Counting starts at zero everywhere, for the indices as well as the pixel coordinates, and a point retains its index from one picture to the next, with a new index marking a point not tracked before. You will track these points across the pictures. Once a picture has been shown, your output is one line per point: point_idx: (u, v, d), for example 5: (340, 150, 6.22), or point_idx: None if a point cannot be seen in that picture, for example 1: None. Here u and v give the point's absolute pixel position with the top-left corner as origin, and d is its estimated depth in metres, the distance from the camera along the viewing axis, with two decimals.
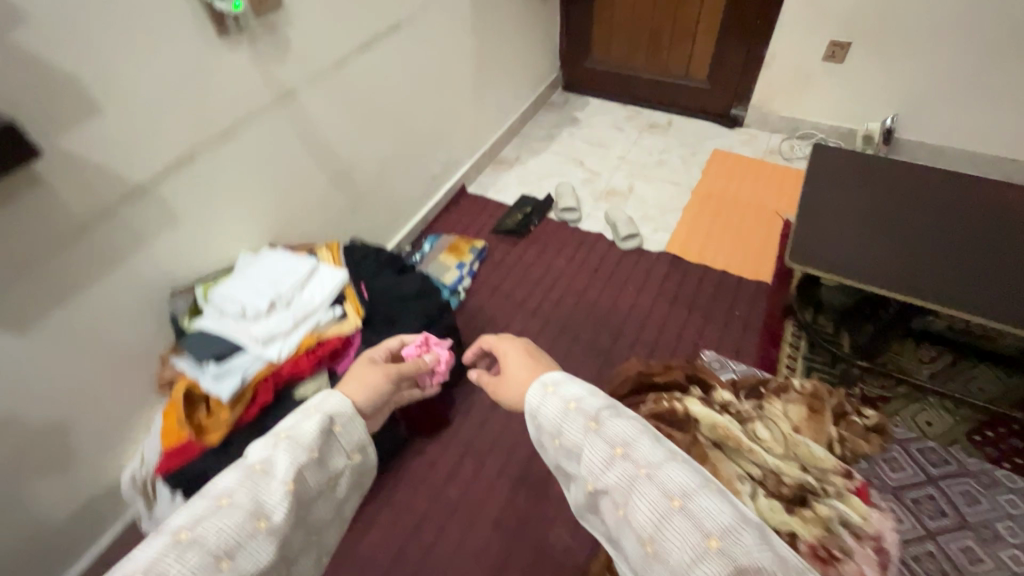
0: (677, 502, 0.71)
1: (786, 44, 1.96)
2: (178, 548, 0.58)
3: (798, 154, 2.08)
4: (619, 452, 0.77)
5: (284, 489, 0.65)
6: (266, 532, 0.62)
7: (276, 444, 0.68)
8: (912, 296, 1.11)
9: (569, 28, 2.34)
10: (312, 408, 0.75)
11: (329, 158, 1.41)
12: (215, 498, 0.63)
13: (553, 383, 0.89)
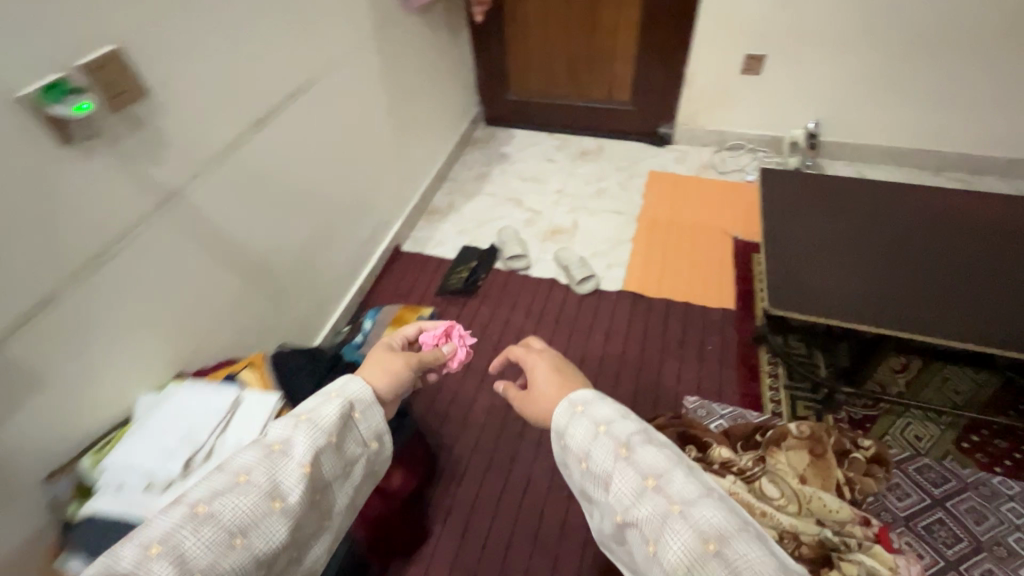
0: (712, 546, 0.62)
1: (704, 61, 1.95)
2: (198, 523, 0.59)
3: (733, 168, 2.07)
4: (650, 484, 0.69)
5: (300, 472, 0.65)
6: (280, 512, 0.63)
7: (293, 426, 0.68)
8: (901, 326, 1.06)
9: (483, 62, 2.23)
10: (328, 395, 0.74)
11: (237, 255, 1.19)
12: (235, 475, 0.64)
13: (583, 403, 0.81)
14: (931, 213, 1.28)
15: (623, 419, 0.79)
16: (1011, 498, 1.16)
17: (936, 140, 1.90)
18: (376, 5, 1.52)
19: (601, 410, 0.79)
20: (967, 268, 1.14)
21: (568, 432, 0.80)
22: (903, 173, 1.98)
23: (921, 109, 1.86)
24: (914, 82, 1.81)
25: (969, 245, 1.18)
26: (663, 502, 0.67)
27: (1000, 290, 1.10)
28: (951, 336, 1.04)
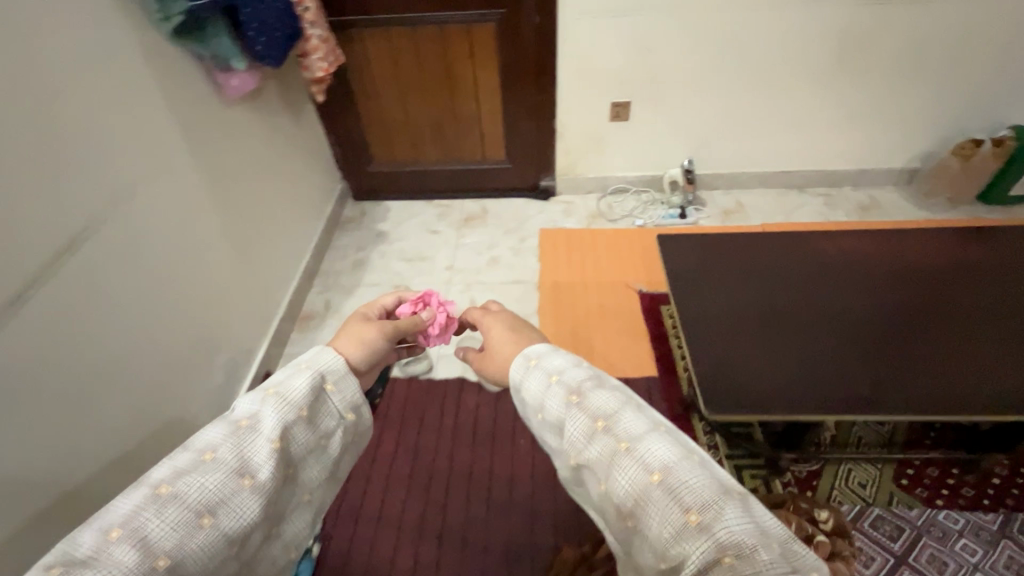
0: (658, 478, 0.49)
1: (571, 113, 1.89)
2: (163, 501, 0.49)
3: (621, 215, 2.02)
4: (597, 424, 0.54)
5: (272, 446, 0.54)
6: (253, 489, 0.52)
7: (266, 397, 0.58)
8: (844, 406, 0.94)
9: (338, 137, 1.99)
10: (305, 361, 0.63)
11: (16, 492, 0.86)
12: (197, 452, 0.52)
13: (535, 354, 0.66)
14: (838, 255, 1.20)
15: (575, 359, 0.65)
16: (961, 533, 1.14)
17: (794, 160, 2.00)
18: (182, 108, 1.23)
19: (557, 358, 0.66)
20: (898, 305, 1.08)
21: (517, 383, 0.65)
22: (773, 195, 2.06)
23: (777, 137, 1.94)
24: (768, 112, 1.87)
25: (885, 280, 1.13)
26: (611, 442, 0.53)
27: (928, 340, 1.02)
28: (897, 408, 0.93)
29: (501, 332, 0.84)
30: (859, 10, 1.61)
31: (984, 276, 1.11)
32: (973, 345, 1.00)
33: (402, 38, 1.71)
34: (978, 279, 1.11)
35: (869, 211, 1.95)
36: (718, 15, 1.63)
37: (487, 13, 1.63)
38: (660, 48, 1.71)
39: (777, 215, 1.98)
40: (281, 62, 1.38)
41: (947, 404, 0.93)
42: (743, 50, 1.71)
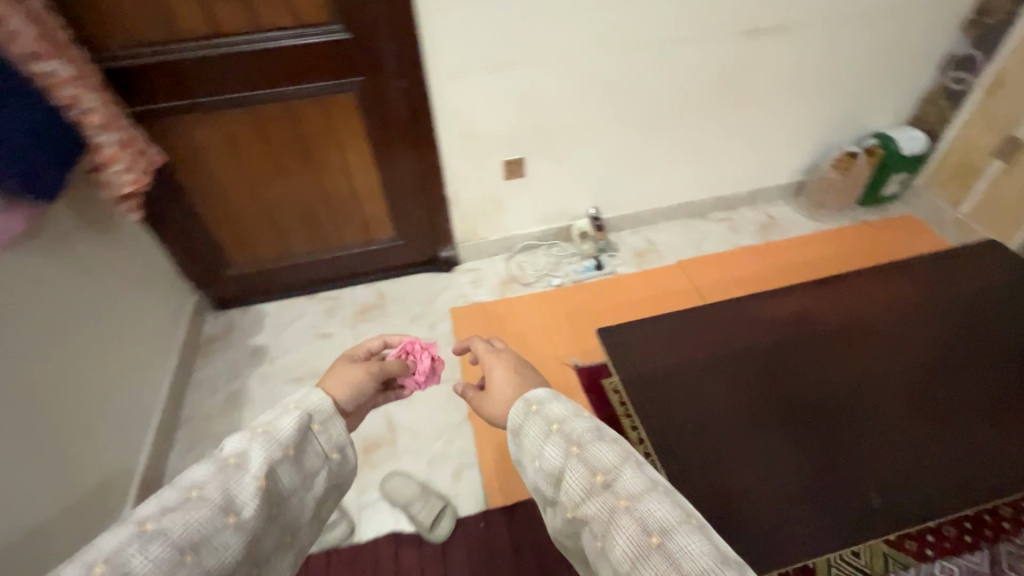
0: (655, 540, 0.60)
1: (461, 177, 1.67)
2: (147, 536, 0.53)
3: (535, 277, 1.84)
4: (599, 480, 0.67)
5: (257, 484, 0.61)
6: (236, 526, 0.57)
7: (253, 437, 0.64)
8: (863, 525, 0.87)
9: (178, 244, 1.59)
10: (288, 405, 0.70)
11: None
12: (186, 489, 0.58)
13: (538, 402, 0.79)
14: (798, 320, 1.13)
15: (577, 416, 0.77)
16: None
17: (694, 190, 1.96)
18: None
19: (557, 409, 0.78)
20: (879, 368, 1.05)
21: (523, 430, 0.79)
22: (679, 227, 2.00)
23: (673, 171, 1.88)
24: (661, 150, 1.79)
25: (855, 337, 1.09)
26: (611, 498, 0.65)
27: (909, 417, 0.99)
28: (912, 516, 0.88)
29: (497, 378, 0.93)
30: (732, 43, 1.56)
31: (936, 314, 1.13)
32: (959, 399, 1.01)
33: (240, 123, 1.38)
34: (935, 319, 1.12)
35: (769, 229, 1.97)
36: (599, 61, 1.50)
37: (344, 82, 1.35)
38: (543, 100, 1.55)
39: (688, 247, 1.93)
40: (58, 189, 1.00)
41: (948, 495, 0.91)
42: (629, 93, 1.60)
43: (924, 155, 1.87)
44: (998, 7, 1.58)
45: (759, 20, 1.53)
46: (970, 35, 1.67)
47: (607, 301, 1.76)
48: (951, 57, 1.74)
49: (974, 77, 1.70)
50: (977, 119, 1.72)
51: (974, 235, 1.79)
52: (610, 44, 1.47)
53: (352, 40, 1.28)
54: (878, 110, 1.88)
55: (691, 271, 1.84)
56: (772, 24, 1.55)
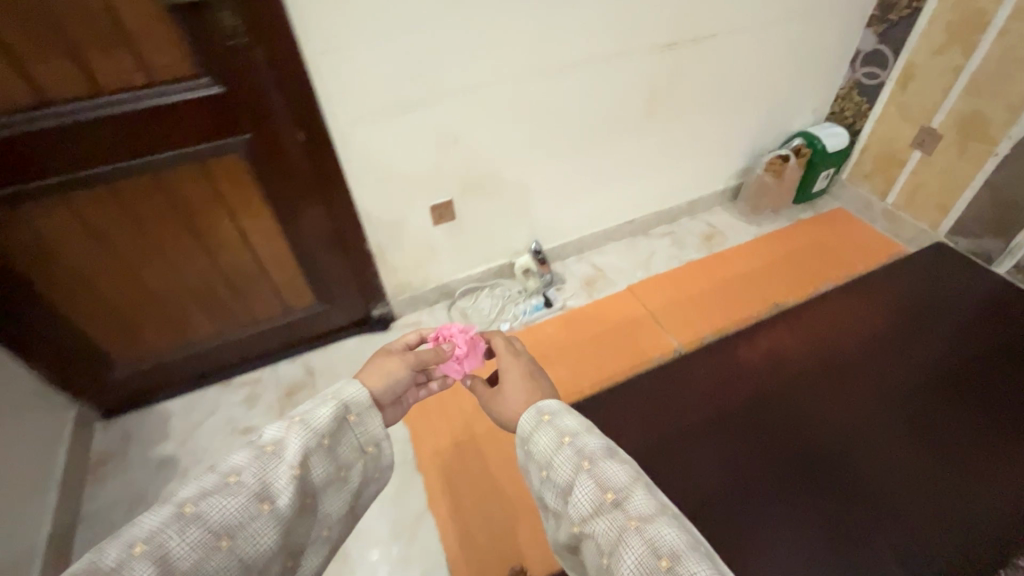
0: (665, 564, 0.57)
1: (385, 230, 1.48)
2: (184, 519, 0.51)
3: (482, 324, 1.68)
4: (608, 498, 0.65)
5: (293, 473, 0.58)
6: (272, 515, 0.55)
7: (290, 424, 0.62)
8: None
9: (41, 353, 1.29)
10: (328, 393, 0.68)
11: None
12: (223, 474, 0.56)
13: (550, 412, 0.78)
14: None
15: (589, 432, 0.76)
16: None
17: (634, 209, 1.88)
18: None
19: (570, 423, 0.76)
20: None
21: (533, 440, 0.77)
22: (624, 248, 1.91)
23: (611, 193, 1.78)
24: (596, 172, 1.69)
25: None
26: (620, 518, 0.63)
27: None
28: None
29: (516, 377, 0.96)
30: (656, 58, 1.48)
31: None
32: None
33: (99, 203, 1.13)
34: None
35: (713, 239, 1.92)
36: (519, 89, 1.36)
37: (226, 142, 1.13)
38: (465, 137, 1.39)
39: (637, 269, 1.84)
40: None
41: None
42: (556, 119, 1.48)
43: (847, 150, 1.89)
44: (900, 4, 1.60)
45: (679, 32, 1.46)
46: (876, 32, 1.69)
47: (564, 342, 1.63)
48: (859, 54, 1.76)
49: (885, 72, 1.72)
50: (893, 112, 1.74)
51: (904, 224, 1.82)
52: (528, 71, 1.33)
53: (227, 93, 1.06)
54: (800, 110, 1.87)
55: (644, 294, 1.74)
56: (693, 35, 1.48)
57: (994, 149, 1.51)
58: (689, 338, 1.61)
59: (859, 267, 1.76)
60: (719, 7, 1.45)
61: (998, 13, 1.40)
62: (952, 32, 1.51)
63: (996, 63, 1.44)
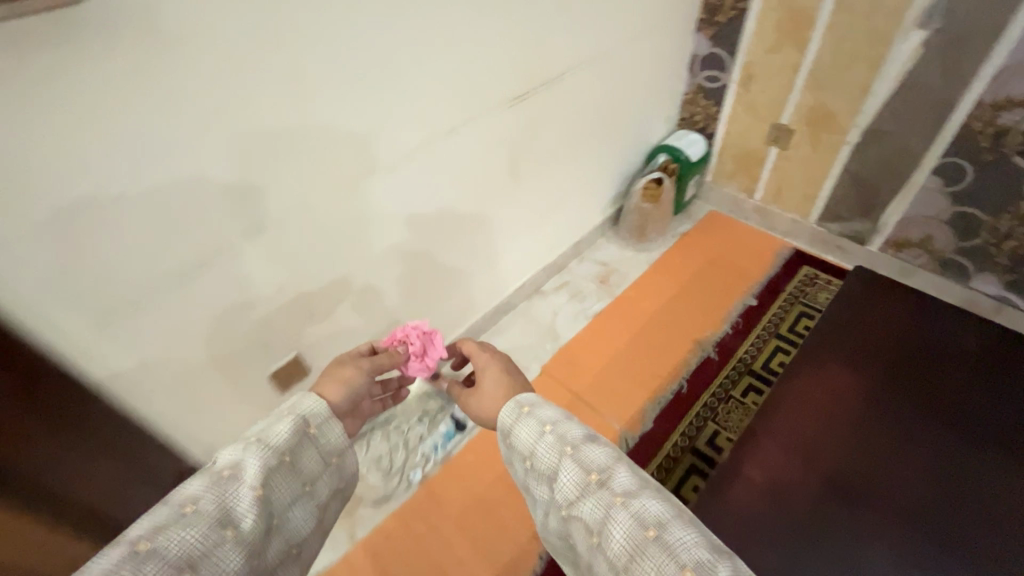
0: (653, 531, 0.66)
1: (207, 422, 1.03)
2: (140, 555, 0.52)
3: (387, 480, 1.30)
4: (594, 478, 0.73)
5: (254, 496, 0.61)
6: (236, 539, 0.58)
7: (247, 448, 0.64)
8: None
9: None
10: (282, 412, 0.71)
11: None
12: (179, 505, 0.57)
13: (529, 404, 0.84)
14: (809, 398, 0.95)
15: (570, 420, 0.83)
16: None
17: (521, 271, 1.62)
18: None
19: (550, 411, 0.83)
20: (930, 402, 0.91)
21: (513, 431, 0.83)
22: (523, 316, 1.65)
23: (494, 264, 1.49)
24: (471, 250, 1.39)
25: (886, 384, 0.95)
26: (608, 493, 0.71)
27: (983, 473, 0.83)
28: None
29: (496, 375, 0.97)
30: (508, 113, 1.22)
31: (917, 314, 1.04)
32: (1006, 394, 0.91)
33: None
34: (923, 321, 1.03)
35: (609, 279, 1.74)
36: (347, 195, 1.00)
37: None
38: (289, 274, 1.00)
39: (545, 339, 1.59)
40: None
41: None
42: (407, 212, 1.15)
43: (707, 155, 1.83)
44: (726, 5, 1.53)
45: (526, 78, 1.20)
46: (707, 35, 1.62)
47: (494, 471, 1.32)
48: (696, 58, 1.69)
49: (725, 74, 1.66)
50: (741, 112, 1.70)
51: (777, 218, 1.80)
52: (352, 170, 0.98)
53: None
54: (654, 123, 1.76)
55: (568, 367, 1.52)
56: (541, 78, 1.24)
57: (845, 137, 1.51)
58: (630, 415, 1.41)
59: (752, 274, 1.71)
60: (561, 41, 1.23)
61: (822, 8, 1.37)
62: (782, 29, 1.46)
63: (829, 56, 1.42)
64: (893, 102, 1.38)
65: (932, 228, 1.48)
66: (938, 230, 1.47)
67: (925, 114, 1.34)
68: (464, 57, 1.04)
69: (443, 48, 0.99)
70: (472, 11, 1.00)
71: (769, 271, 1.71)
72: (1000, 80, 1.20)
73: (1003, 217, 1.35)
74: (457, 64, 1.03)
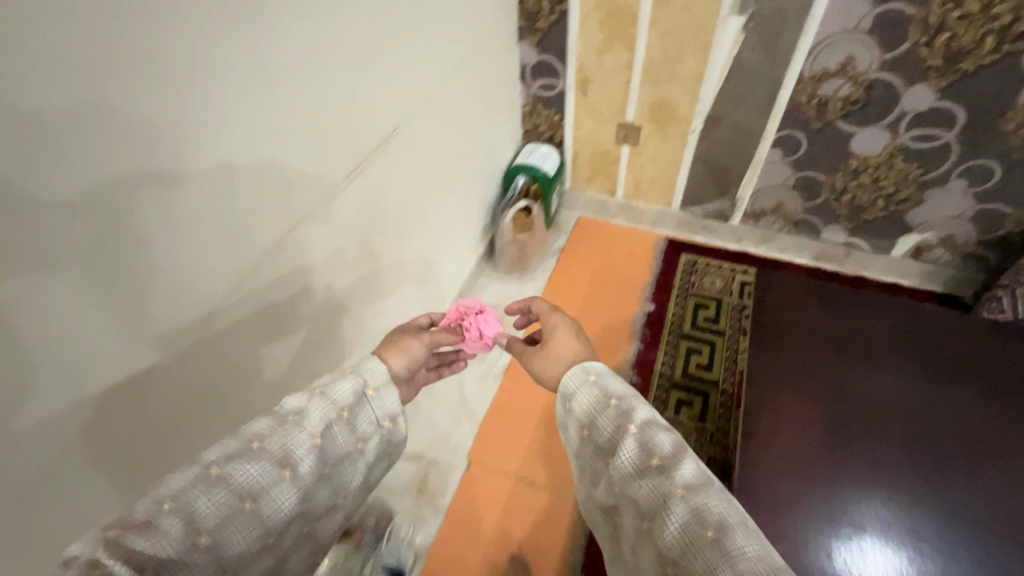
0: (711, 532, 0.60)
1: None
2: (214, 480, 0.57)
3: None
4: (655, 463, 0.68)
5: (313, 444, 0.64)
6: (292, 480, 0.61)
7: (312, 398, 0.68)
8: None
9: None
10: (346, 371, 0.74)
11: None
12: (247, 440, 0.61)
13: (596, 372, 0.81)
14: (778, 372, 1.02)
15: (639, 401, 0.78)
16: None
17: None
18: None
19: (617, 386, 0.79)
20: (866, 343, 1.04)
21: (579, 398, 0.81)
22: (426, 400, 1.39)
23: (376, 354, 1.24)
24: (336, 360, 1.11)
25: (826, 340, 1.06)
26: (668, 480, 0.66)
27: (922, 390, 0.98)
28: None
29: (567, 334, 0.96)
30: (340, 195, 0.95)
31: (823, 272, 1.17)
32: (909, 319, 1.08)
33: None
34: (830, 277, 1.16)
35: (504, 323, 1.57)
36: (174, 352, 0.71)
37: None
38: (171, 400, 0.74)
39: (460, 420, 1.36)
40: None
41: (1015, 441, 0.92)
42: (258, 336, 0.88)
43: (562, 164, 1.73)
44: (544, 10, 1.41)
45: (353, 146, 0.96)
46: (532, 43, 1.50)
47: None
48: (526, 68, 1.56)
49: (560, 81, 1.56)
50: (585, 117, 1.61)
51: (643, 211, 1.78)
52: (158, 328, 0.68)
53: None
54: (502, 144, 1.61)
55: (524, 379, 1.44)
56: (372, 140, 1.00)
57: (689, 126, 1.50)
58: None
59: (640, 277, 1.67)
60: (388, 94, 1.00)
61: (641, 5, 1.31)
62: (607, 29, 1.39)
63: (658, 50, 1.38)
64: (726, 88, 1.39)
65: (781, 195, 1.56)
66: (787, 196, 1.55)
67: (755, 95, 1.37)
68: (261, 150, 0.77)
69: (227, 148, 0.71)
70: (258, 90, 0.73)
71: (653, 270, 1.68)
72: (815, 55, 1.25)
73: (838, 175, 1.45)
74: (259, 160, 0.77)
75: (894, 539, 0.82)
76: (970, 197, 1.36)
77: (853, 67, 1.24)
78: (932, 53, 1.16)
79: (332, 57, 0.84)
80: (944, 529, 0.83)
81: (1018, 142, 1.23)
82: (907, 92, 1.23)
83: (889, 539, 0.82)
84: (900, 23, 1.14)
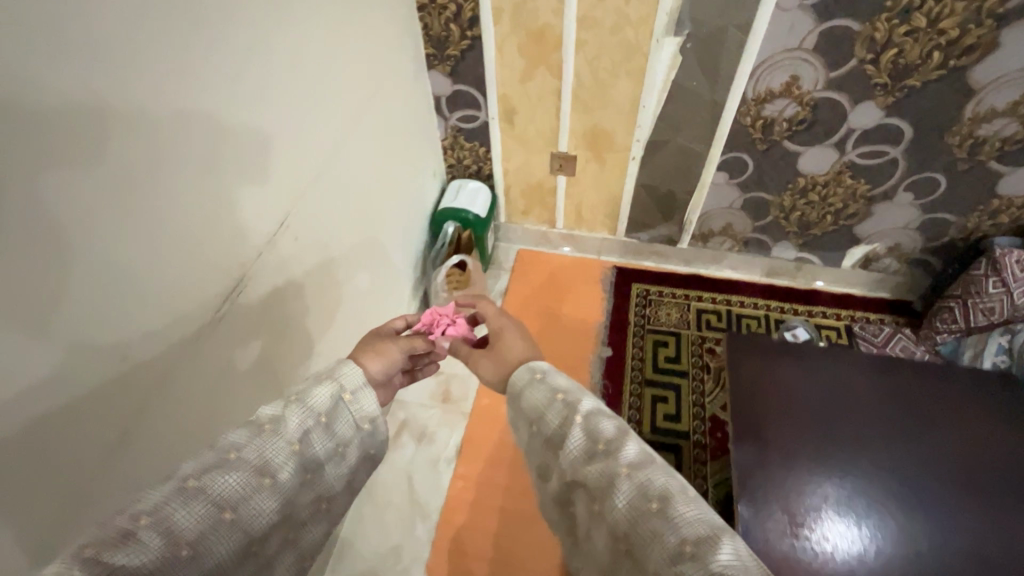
0: (657, 504, 0.51)
1: None
2: (188, 494, 0.45)
3: None
4: (601, 445, 0.58)
5: (293, 452, 0.52)
6: (273, 488, 0.49)
7: (287, 403, 0.54)
8: (986, 473, 0.87)
9: None
10: (322, 372, 0.60)
11: None
12: (223, 450, 0.49)
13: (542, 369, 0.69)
14: (749, 355, 1.01)
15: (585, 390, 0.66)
16: None
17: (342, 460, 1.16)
18: None
19: (563, 378, 0.67)
20: None
21: (521, 395, 0.68)
22: (371, 505, 1.21)
23: None
24: None
25: None
26: (611, 461, 0.56)
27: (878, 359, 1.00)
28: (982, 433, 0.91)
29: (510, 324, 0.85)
30: (229, 313, 0.73)
31: None
32: None
33: None
34: None
35: (451, 393, 1.39)
36: (114, 372, 0.55)
37: None
38: None
39: (413, 523, 1.19)
40: None
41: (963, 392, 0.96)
42: (236, 338, 0.75)
43: (494, 200, 1.55)
44: (453, 36, 1.21)
45: (232, 263, 0.72)
46: (444, 72, 1.29)
47: None
48: (440, 99, 1.36)
49: (481, 112, 1.37)
50: (514, 148, 1.44)
51: (586, 240, 1.64)
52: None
53: None
54: (421, 188, 1.40)
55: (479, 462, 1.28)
56: (259, 243, 0.77)
57: (629, 153, 1.36)
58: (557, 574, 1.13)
59: (592, 317, 1.53)
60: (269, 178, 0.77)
61: (565, 28, 1.14)
62: (528, 55, 1.21)
63: (587, 76, 1.22)
64: (665, 113, 1.25)
65: (729, 217, 1.46)
66: (735, 217, 1.46)
67: (697, 119, 1.25)
68: (67, 345, 0.49)
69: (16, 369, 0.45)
70: (50, 261, 0.47)
71: (605, 307, 1.55)
72: (758, 75, 1.13)
73: (785, 194, 1.37)
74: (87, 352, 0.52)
75: (855, 513, 0.81)
76: (916, 209, 1.32)
77: (797, 86, 1.13)
78: (878, 70, 1.07)
79: (173, 165, 0.59)
80: (923, 489, 0.85)
81: (963, 154, 1.18)
82: (854, 109, 1.15)
83: (876, 504, 0.82)
84: (846, 40, 1.04)
